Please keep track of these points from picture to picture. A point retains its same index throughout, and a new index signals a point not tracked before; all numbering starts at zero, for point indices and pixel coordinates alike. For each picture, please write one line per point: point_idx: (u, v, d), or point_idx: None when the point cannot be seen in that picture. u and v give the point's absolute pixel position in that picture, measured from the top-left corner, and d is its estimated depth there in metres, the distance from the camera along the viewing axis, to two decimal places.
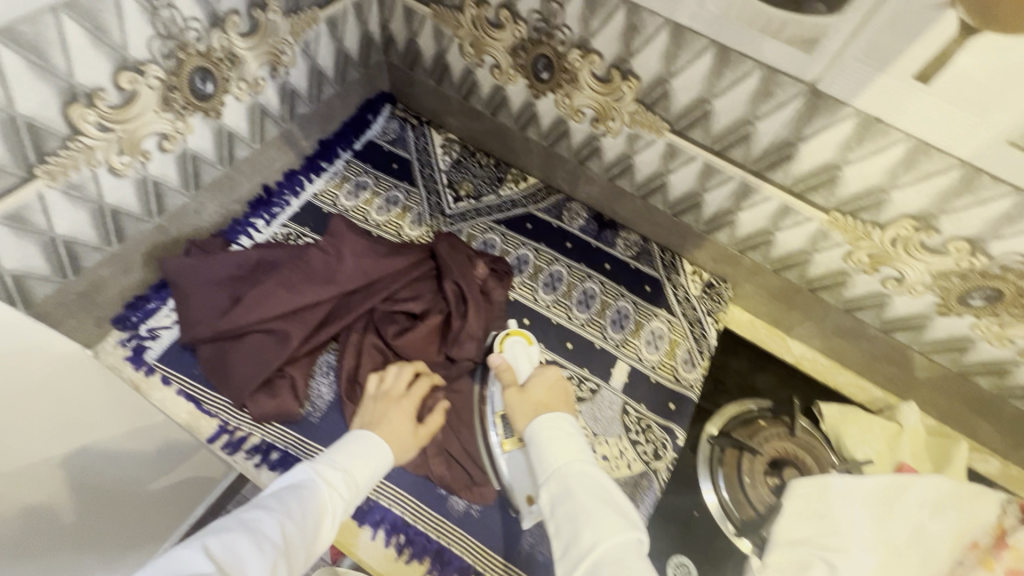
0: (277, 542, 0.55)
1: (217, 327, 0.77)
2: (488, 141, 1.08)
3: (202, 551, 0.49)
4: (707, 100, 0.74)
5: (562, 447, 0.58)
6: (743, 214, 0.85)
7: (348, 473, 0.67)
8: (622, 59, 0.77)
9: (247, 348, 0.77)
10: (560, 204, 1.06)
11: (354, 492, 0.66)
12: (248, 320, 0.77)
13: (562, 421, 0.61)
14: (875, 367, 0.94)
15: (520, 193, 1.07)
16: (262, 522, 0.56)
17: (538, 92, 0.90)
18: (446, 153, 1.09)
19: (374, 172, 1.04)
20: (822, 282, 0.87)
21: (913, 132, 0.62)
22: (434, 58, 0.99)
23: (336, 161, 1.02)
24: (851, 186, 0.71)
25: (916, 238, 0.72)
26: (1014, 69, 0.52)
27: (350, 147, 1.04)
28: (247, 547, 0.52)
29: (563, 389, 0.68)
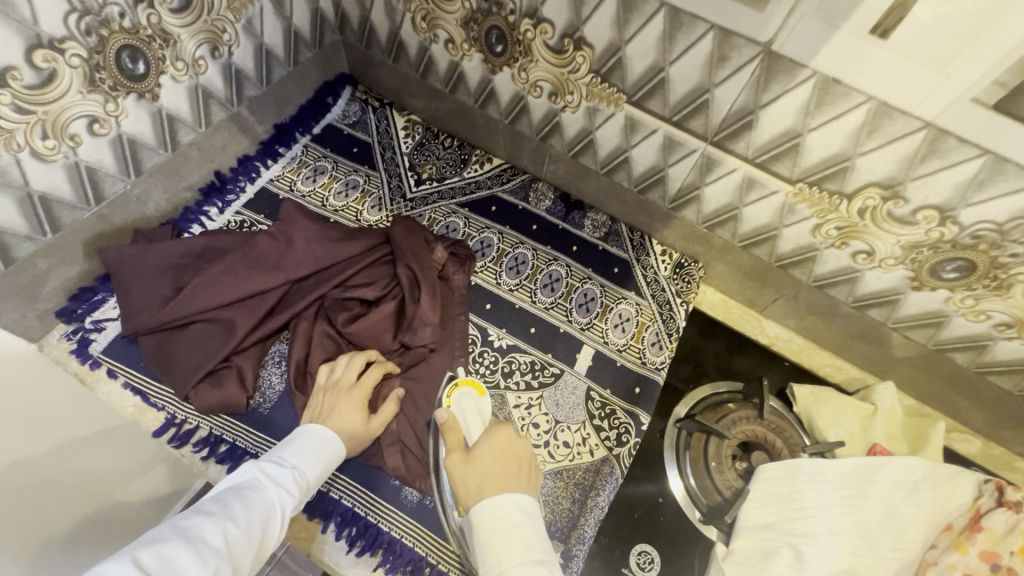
0: (219, 549, 0.50)
1: (161, 317, 0.75)
2: (451, 122, 1.05)
3: (133, 563, 0.44)
4: (661, 68, 0.70)
5: (511, 547, 0.54)
6: (708, 189, 0.82)
7: (296, 473, 0.64)
8: (573, 27, 0.73)
9: (194, 338, 0.76)
10: (526, 184, 1.03)
11: (302, 493, 0.64)
12: (194, 308, 0.75)
13: (510, 506, 0.57)
14: (851, 346, 0.91)
15: (485, 174, 1.04)
16: (201, 529, 0.51)
17: (494, 67, 0.87)
18: (408, 135, 1.06)
19: (334, 156, 1.01)
20: (792, 258, 0.83)
21: (874, 93, 0.58)
22: (389, 35, 0.95)
23: (294, 146, 1.00)
24: (814, 155, 0.68)
25: (884, 207, 0.68)
26: (974, 18, 0.48)
27: (309, 131, 1.02)
28: (185, 557, 0.47)
29: (515, 454, 0.63)
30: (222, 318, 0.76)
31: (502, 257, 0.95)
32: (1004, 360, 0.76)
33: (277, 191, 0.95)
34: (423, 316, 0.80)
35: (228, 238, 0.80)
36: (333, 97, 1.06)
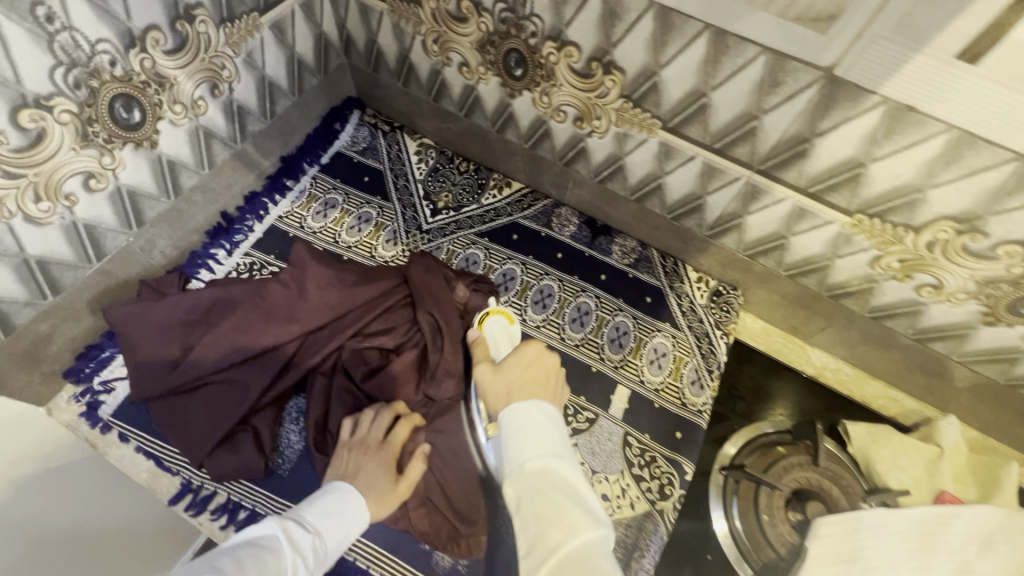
0: None
1: (174, 380, 0.71)
2: (466, 145, 0.99)
3: None
4: (703, 93, 0.63)
5: (533, 438, 0.48)
6: (751, 217, 0.76)
7: (316, 538, 0.59)
8: (603, 50, 0.66)
9: (206, 400, 0.71)
10: (549, 209, 0.97)
11: (319, 561, 0.58)
12: (206, 370, 0.71)
13: (534, 407, 0.50)
14: (908, 377, 0.84)
15: (505, 200, 0.98)
16: None
17: (512, 91, 0.80)
18: (421, 161, 1.00)
19: (344, 188, 0.95)
20: (845, 288, 0.77)
21: (954, 121, 0.51)
22: (398, 57, 0.89)
23: (302, 177, 0.94)
24: (877, 185, 0.61)
25: (958, 241, 0.61)
26: None
27: (317, 161, 0.96)
28: None
29: (545, 367, 0.58)
30: (235, 379, 0.71)
31: (526, 289, 0.89)
32: None
33: (288, 230, 0.90)
34: (449, 365, 0.74)
35: (239, 287, 0.74)
36: (341, 122, 1.00)
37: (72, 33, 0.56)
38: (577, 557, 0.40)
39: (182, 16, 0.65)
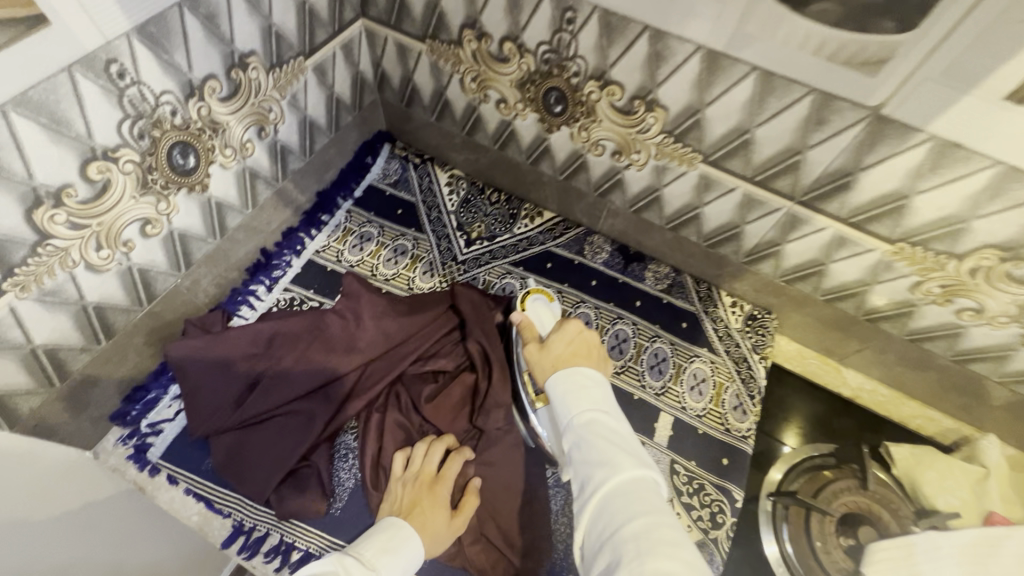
0: None
1: (240, 414, 0.73)
2: (496, 175, 0.99)
3: None
4: (746, 130, 0.65)
5: (580, 394, 0.53)
6: (790, 245, 0.77)
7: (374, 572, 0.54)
8: (646, 89, 0.68)
9: (270, 434, 0.72)
10: (582, 236, 0.97)
11: None
12: (273, 403, 0.73)
13: (579, 374, 0.55)
14: (946, 400, 0.85)
15: (537, 229, 0.97)
16: None
17: (550, 126, 0.82)
18: (452, 192, 0.99)
19: (378, 221, 0.95)
20: (883, 313, 0.78)
21: (1001, 158, 0.53)
22: (433, 94, 0.91)
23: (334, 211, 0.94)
24: (921, 216, 0.63)
25: (1002, 269, 0.62)
26: None
27: (350, 195, 0.96)
28: None
29: (586, 341, 0.62)
30: (300, 410, 0.73)
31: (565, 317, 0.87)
32: None
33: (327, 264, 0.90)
34: (498, 397, 0.75)
35: (297, 320, 0.77)
36: (372, 155, 1.01)
37: (139, 87, 0.57)
38: (625, 489, 0.45)
39: (236, 64, 0.67)
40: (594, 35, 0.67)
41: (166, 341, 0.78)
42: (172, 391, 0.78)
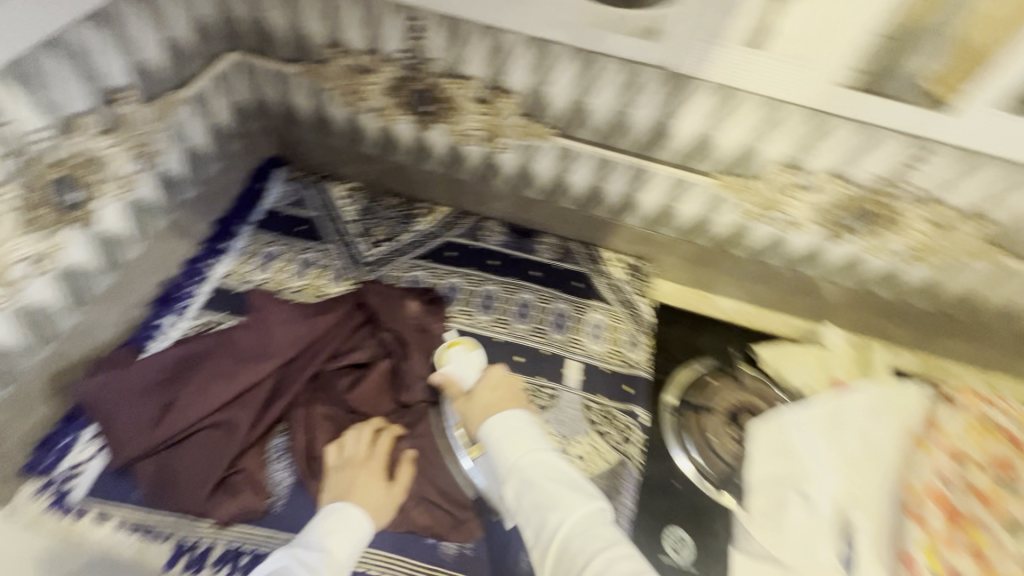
0: None
1: (159, 434, 0.73)
2: (386, 178, 1.06)
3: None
4: (581, 100, 0.80)
5: (518, 441, 0.67)
6: (643, 195, 0.92)
7: (325, 555, 0.63)
8: (495, 80, 0.82)
9: (196, 447, 0.74)
10: (477, 227, 1.06)
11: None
12: (192, 417, 0.74)
13: (511, 418, 0.70)
14: (792, 305, 1.03)
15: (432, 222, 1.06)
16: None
17: (426, 125, 0.93)
18: (349, 203, 1.06)
19: (282, 239, 0.99)
20: (728, 240, 0.95)
21: (753, 89, 0.71)
22: (315, 114, 0.99)
23: (232, 236, 0.98)
24: (722, 148, 0.80)
25: (788, 178, 0.80)
26: (809, 25, 0.63)
27: (249, 220, 1.00)
28: None
29: (512, 389, 0.77)
30: (224, 418, 0.76)
31: (472, 297, 0.97)
32: (916, 286, 0.90)
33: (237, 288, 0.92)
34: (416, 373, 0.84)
35: (207, 339, 0.81)
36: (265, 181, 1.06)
37: (12, 125, 0.60)
38: (579, 529, 0.59)
39: (110, 98, 0.71)
40: (444, 40, 0.80)
41: (71, 383, 0.77)
42: (86, 433, 0.77)
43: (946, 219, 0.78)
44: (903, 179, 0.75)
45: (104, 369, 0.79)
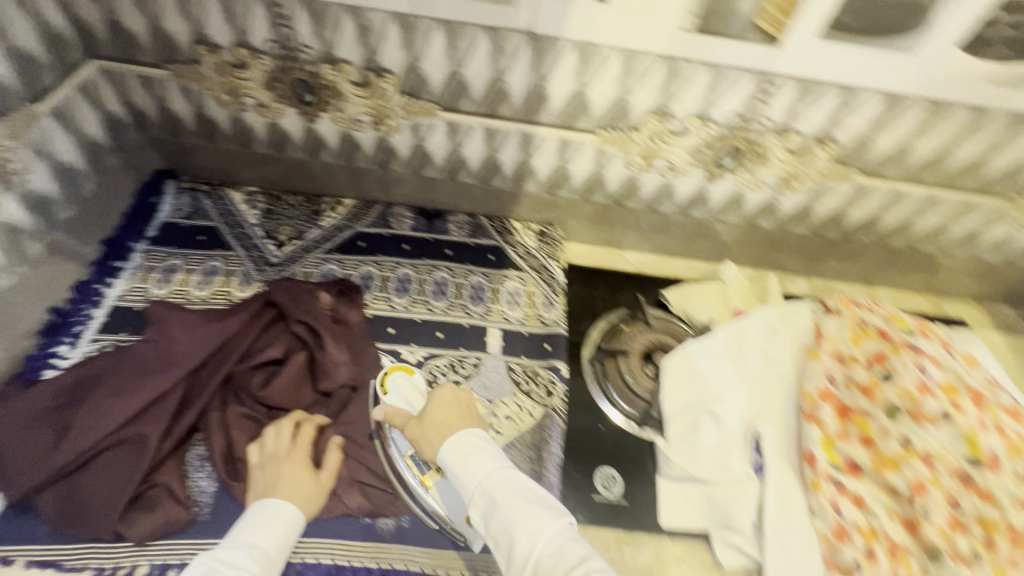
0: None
1: (273, 470, 0.73)
2: (434, 192, 1.05)
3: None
4: (664, 105, 0.82)
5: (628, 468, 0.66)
6: (712, 187, 0.95)
7: (473, 478, 0.63)
8: (579, 92, 0.82)
9: (312, 479, 0.74)
10: (524, 227, 1.08)
11: (489, 485, 0.62)
12: (290, 457, 0.75)
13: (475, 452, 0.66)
14: (840, 269, 1.11)
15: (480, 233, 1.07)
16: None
17: (495, 144, 0.93)
18: (398, 225, 1.07)
19: (369, 262, 1.01)
20: (789, 219, 1.00)
21: (838, 80, 0.75)
22: (372, 143, 0.96)
23: (287, 272, 0.99)
24: (798, 136, 0.84)
25: (857, 158, 0.86)
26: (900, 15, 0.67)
27: (328, 251, 1.02)
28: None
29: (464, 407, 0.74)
30: (335, 446, 0.78)
31: (536, 298, 1.00)
32: (955, 239, 1.00)
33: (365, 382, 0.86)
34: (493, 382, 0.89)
35: (288, 370, 0.82)
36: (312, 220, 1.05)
37: None
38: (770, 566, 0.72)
39: None
40: (528, 58, 0.78)
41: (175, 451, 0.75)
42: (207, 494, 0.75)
43: (992, 179, 0.87)
44: (961, 148, 0.82)
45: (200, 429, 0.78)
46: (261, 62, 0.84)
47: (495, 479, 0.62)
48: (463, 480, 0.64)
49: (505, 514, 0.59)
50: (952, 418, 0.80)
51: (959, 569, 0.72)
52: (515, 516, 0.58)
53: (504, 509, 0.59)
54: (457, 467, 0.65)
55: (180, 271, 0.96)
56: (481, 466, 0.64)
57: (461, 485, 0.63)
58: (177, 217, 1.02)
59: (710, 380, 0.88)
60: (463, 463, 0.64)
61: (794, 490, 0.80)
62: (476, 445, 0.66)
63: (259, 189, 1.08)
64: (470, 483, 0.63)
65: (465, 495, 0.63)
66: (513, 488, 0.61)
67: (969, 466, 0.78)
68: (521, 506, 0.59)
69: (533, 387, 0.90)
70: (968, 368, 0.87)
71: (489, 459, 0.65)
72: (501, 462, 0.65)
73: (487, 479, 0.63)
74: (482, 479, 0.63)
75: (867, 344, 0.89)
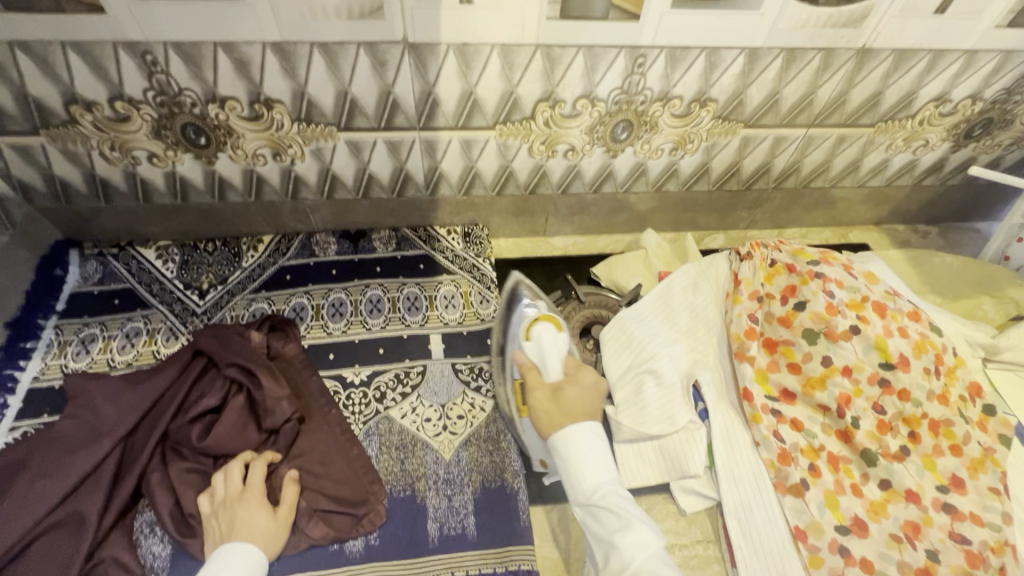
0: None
1: (229, 516, 0.71)
2: (353, 213, 1.06)
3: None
4: (551, 92, 0.85)
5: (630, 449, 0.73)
6: (616, 162, 1.00)
7: (586, 482, 0.66)
8: (467, 91, 0.84)
9: (272, 516, 0.73)
10: (448, 231, 1.11)
11: (598, 495, 0.65)
12: (241, 503, 0.73)
13: (584, 448, 0.69)
14: (750, 217, 1.18)
15: (406, 244, 1.08)
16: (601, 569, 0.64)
17: (401, 156, 0.94)
18: (323, 250, 1.07)
19: (298, 293, 1.01)
20: (693, 178, 1.06)
21: (702, 43, 0.80)
22: (277, 175, 0.95)
23: (215, 319, 0.97)
24: (681, 101, 0.89)
25: (737, 111, 0.92)
26: None
27: (255, 289, 1.01)
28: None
29: None
30: (291, 480, 0.77)
31: (470, 297, 1.02)
32: (841, 171, 1.08)
33: (527, 297, 0.92)
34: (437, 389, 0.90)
35: (228, 416, 0.79)
36: (235, 262, 1.04)
37: None
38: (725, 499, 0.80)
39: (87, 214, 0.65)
40: (410, 67, 0.79)
41: (116, 521, 0.72)
42: (155, 554, 0.72)
43: (858, 111, 0.94)
44: (824, 88, 0.89)
45: (143, 495, 0.75)
46: (142, 113, 0.82)
47: (607, 488, 0.66)
48: (576, 479, 0.67)
49: (614, 521, 0.63)
50: (861, 332, 0.85)
51: (890, 466, 0.80)
52: (623, 526, 0.62)
53: (612, 516, 0.64)
54: (570, 463, 0.68)
55: (99, 339, 0.93)
56: (592, 473, 0.67)
57: (573, 483, 0.67)
58: (87, 285, 0.99)
59: (644, 341, 0.92)
60: (577, 462, 0.68)
61: (738, 427, 0.86)
62: (590, 447, 0.68)
63: (173, 241, 1.06)
64: (583, 485, 0.66)
65: (573, 488, 0.68)
66: (623, 501, 0.65)
67: (884, 371, 0.83)
68: (632, 518, 0.63)
69: (481, 382, 0.92)
70: (870, 283, 0.92)
71: (603, 466, 0.68)
72: (612, 469, 0.68)
73: (599, 486, 0.66)
74: (594, 484, 0.66)
75: (779, 280, 0.94)
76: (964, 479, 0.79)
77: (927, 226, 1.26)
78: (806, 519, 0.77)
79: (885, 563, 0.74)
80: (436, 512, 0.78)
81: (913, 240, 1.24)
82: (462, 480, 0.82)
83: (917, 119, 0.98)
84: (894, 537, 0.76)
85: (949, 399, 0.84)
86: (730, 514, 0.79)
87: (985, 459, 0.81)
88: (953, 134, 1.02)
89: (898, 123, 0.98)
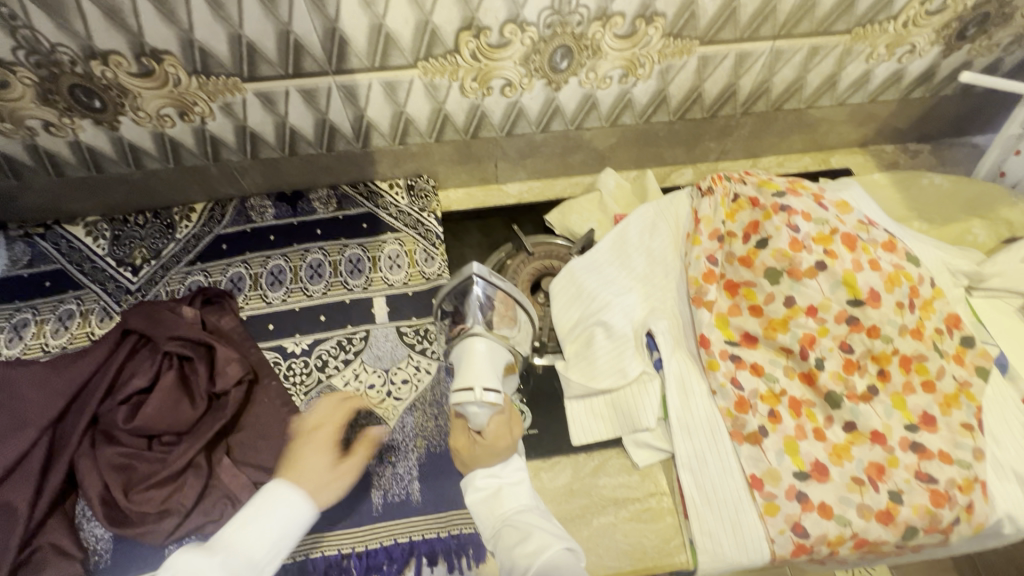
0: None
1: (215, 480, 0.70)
2: (286, 173, 0.99)
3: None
4: (472, 18, 0.75)
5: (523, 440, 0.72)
6: (562, 96, 0.90)
7: (490, 508, 0.66)
8: (376, 25, 0.74)
9: (335, 462, 0.68)
10: (391, 186, 1.03)
11: (504, 518, 0.65)
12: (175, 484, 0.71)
13: (497, 481, 0.68)
14: (720, 147, 1.08)
15: (345, 203, 1.01)
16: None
17: (321, 107, 0.86)
18: (258, 215, 1.00)
19: (235, 261, 0.95)
20: (651, 108, 0.96)
21: None
22: (192, 137, 0.88)
23: (150, 295, 0.93)
24: (623, 20, 0.78)
25: (691, 24, 0.81)
26: None
27: (190, 261, 0.96)
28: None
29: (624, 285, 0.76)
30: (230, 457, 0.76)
31: (415, 257, 0.96)
32: (817, 89, 0.97)
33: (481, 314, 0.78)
34: (380, 355, 0.87)
35: (156, 395, 0.75)
36: (167, 235, 0.99)
37: None
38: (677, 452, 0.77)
39: None
40: (304, 3, 0.70)
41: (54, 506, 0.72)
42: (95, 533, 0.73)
43: (831, 14, 0.83)
44: None
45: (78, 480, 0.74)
46: (20, 76, 0.74)
47: (519, 512, 0.65)
48: (486, 509, 0.67)
49: (515, 536, 0.62)
50: (828, 267, 0.78)
51: (856, 408, 0.75)
52: (524, 535, 0.62)
53: (518, 533, 0.62)
54: (481, 499, 0.68)
55: (32, 324, 0.90)
56: (501, 502, 0.66)
57: (483, 512, 0.66)
58: (16, 269, 0.95)
59: (596, 291, 0.87)
60: (489, 491, 0.67)
61: (694, 375, 0.81)
62: (503, 476, 0.68)
63: (101, 216, 1.00)
64: (491, 509, 0.66)
65: (487, 522, 0.66)
66: (533, 518, 0.64)
67: (853, 309, 0.77)
68: (534, 529, 0.62)
69: (427, 344, 0.88)
70: (841, 214, 0.83)
71: (516, 494, 0.67)
72: (531, 498, 0.67)
73: (507, 509, 0.66)
74: (503, 510, 0.66)
75: (742, 217, 0.86)
76: (935, 417, 0.74)
77: (918, 145, 1.15)
78: (763, 466, 0.73)
79: (844, 507, 0.70)
80: (379, 480, 0.76)
81: (901, 161, 1.14)
82: (407, 446, 0.79)
83: (900, 20, 0.86)
84: (855, 479, 0.72)
85: (922, 334, 0.77)
86: (683, 466, 0.76)
87: (959, 394, 0.75)
88: (944, 35, 0.90)
89: (879, 27, 0.86)
